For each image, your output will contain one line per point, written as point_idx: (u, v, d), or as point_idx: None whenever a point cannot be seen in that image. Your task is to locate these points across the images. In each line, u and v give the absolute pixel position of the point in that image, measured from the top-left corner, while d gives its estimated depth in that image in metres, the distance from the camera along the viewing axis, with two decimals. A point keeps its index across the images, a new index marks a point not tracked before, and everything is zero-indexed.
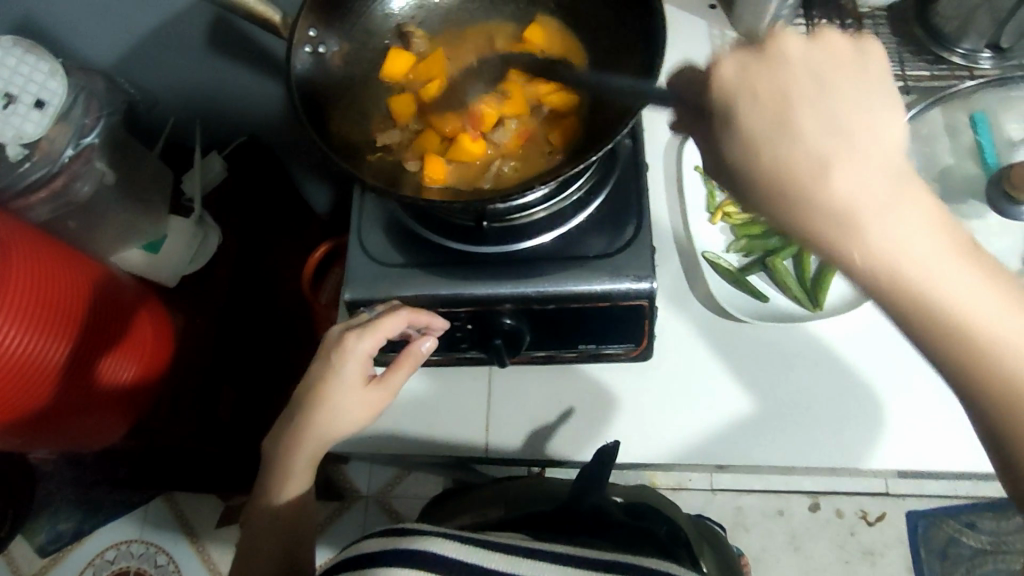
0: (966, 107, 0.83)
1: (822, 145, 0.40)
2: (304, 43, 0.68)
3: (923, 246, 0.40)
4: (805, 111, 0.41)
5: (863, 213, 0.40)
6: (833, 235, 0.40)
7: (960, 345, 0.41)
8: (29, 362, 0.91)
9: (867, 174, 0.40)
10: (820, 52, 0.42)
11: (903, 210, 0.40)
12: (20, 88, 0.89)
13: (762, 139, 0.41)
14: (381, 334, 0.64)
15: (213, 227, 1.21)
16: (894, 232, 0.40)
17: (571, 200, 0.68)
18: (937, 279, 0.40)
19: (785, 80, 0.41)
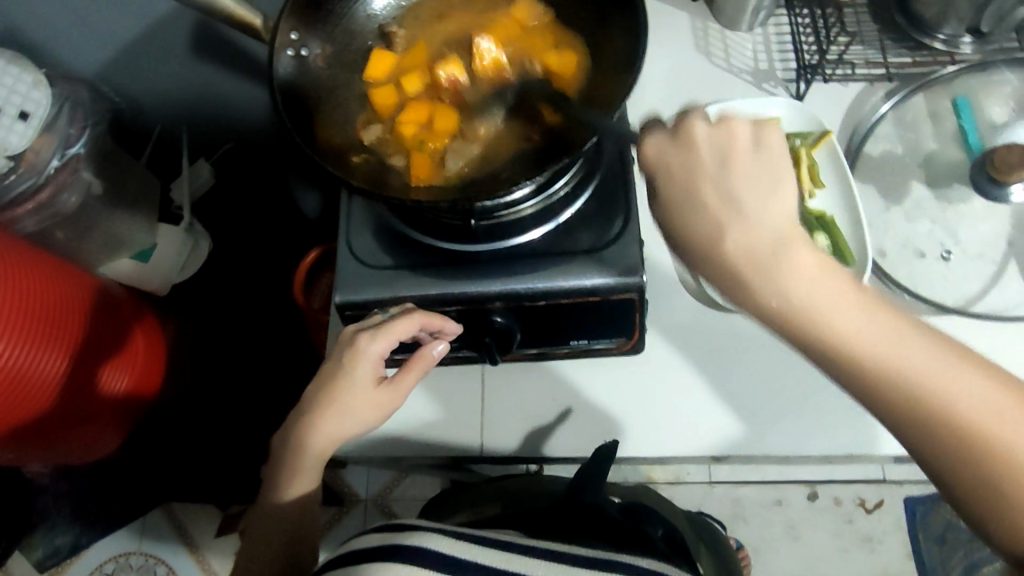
0: (947, 93, 0.84)
1: (753, 240, 0.49)
2: (286, 47, 0.68)
3: (815, 287, 0.47)
4: (706, 183, 0.51)
5: (766, 267, 0.48)
6: (744, 284, 0.49)
7: (880, 374, 0.45)
8: (22, 375, 0.91)
9: (790, 268, 0.47)
10: (721, 136, 0.52)
11: (826, 289, 0.47)
12: (4, 100, 0.89)
13: (676, 202, 0.52)
14: (392, 337, 0.64)
15: (203, 232, 1.21)
16: (818, 303, 0.47)
17: (559, 195, 0.68)
18: (859, 336, 0.46)
19: (690, 161, 0.53)
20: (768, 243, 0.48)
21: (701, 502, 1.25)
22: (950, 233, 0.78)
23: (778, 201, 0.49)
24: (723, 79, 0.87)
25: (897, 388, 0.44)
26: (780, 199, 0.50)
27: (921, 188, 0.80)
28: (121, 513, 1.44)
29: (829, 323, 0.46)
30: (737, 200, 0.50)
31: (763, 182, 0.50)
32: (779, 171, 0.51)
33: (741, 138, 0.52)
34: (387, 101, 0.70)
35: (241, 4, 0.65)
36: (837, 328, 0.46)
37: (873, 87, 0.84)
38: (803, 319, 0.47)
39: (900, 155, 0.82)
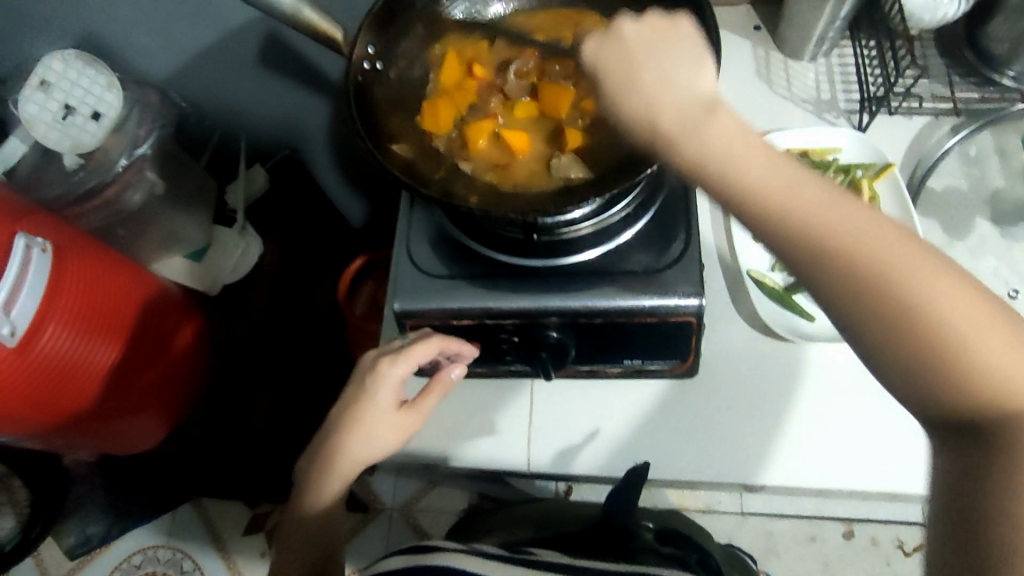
0: (1017, 129, 0.84)
1: (618, 60, 0.55)
2: (363, 60, 0.70)
3: (744, 157, 0.49)
4: (639, 72, 0.54)
5: (628, 84, 0.54)
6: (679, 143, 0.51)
7: (796, 222, 0.46)
8: (78, 365, 0.94)
9: (640, 84, 0.54)
10: (647, 32, 0.56)
11: (699, 116, 0.51)
12: (79, 100, 0.93)
13: (615, 86, 0.55)
14: (414, 359, 0.66)
15: (254, 237, 1.23)
16: (683, 119, 0.51)
17: (618, 216, 0.68)
18: (734, 163, 0.49)
19: (625, 50, 0.55)
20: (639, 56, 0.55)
21: (731, 534, 1.23)
22: (1017, 270, 0.76)
23: (702, 74, 0.53)
24: (784, 108, 0.87)
25: (764, 211, 0.47)
26: (695, 67, 0.54)
27: (986, 225, 0.79)
28: (154, 506, 1.47)
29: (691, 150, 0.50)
30: (636, 51, 0.55)
31: (678, 53, 0.54)
32: (700, 53, 0.55)
33: (674, 23, 0.56)
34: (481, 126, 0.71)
35: (325, 18, 0.67)
36: (715, 139, 0.50)
37: (939, 120, 0.84)
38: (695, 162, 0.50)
39: (965, 193, 0.81)
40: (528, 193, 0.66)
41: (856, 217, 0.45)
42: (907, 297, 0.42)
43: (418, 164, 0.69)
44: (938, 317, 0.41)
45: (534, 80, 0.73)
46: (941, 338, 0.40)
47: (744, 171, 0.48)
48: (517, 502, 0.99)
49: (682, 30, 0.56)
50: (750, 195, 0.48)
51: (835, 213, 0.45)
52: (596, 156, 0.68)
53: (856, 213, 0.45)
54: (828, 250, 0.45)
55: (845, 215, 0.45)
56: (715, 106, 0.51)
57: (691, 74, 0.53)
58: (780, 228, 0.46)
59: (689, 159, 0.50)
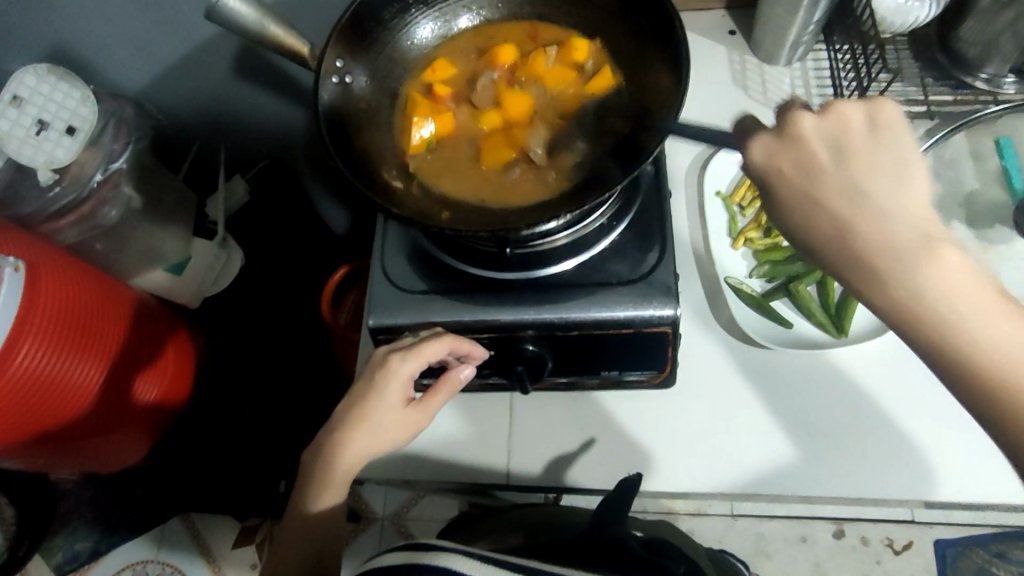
0: (991, 132, 0.83)
1: (809, 160, 0.47)
2: (332, 74, 0.69)
3: (956, 294, 0.42)
4: (824, 182, 0.46)
5: (822, 195, 0.46)
6: (877, 286, 0.44)
7: (972, 367, 0.42)
8: (57, 382, 0.92)
9: (838, 206, 0.45)
10: (836, 126, 0.46)
11: (915, 246, 0.43)
12: (53, 115, 0.91)
13: (795, 196, 0.47)
14: (425, 357, 0.65)
15: (236, 249, 1.22)
16: (894, 252, 0.43)
17: (593, 226, 0.68)
18: (946, 298, 0.42)
19: (810, 153, 0.47)
20: (832, 150, 0.46)
21: (722, 536, 1.22)
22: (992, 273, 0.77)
23: (913, 193, 0.44)
24: (761, 113, 0.87)
25: (946, 344, 0.43)
26: (913, 179, 0.45)
27: (960, 227, 0.79)
28: (141, 521, 1.45)
29: (897, 285, 0.43)
30: (842, 148, 0.46)
31: (898, 159, 0.45)
32: (915, 160, 0.45)
33: (882, 119, 0.46)
34: (449, 140, 0.73)
35: (292, 32, 0.67)
36: (924, 272, 0.42)
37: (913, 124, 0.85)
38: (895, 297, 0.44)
39: (940, 194, 0.81)
40: (503, 209, 0.67)
41: None
42: None
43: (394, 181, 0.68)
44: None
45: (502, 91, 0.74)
46: None
47: (949, 304, 0.42)
48: (506, 511, 0.99)
49: (892, 125, 0.46)
50: (940, 326, 0.43)
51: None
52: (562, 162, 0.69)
53: None
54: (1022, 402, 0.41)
55: None
56: (938, 237, 0.43)
57: (915, 185, 0.45)
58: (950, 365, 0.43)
59: (884, 296, 0.44)
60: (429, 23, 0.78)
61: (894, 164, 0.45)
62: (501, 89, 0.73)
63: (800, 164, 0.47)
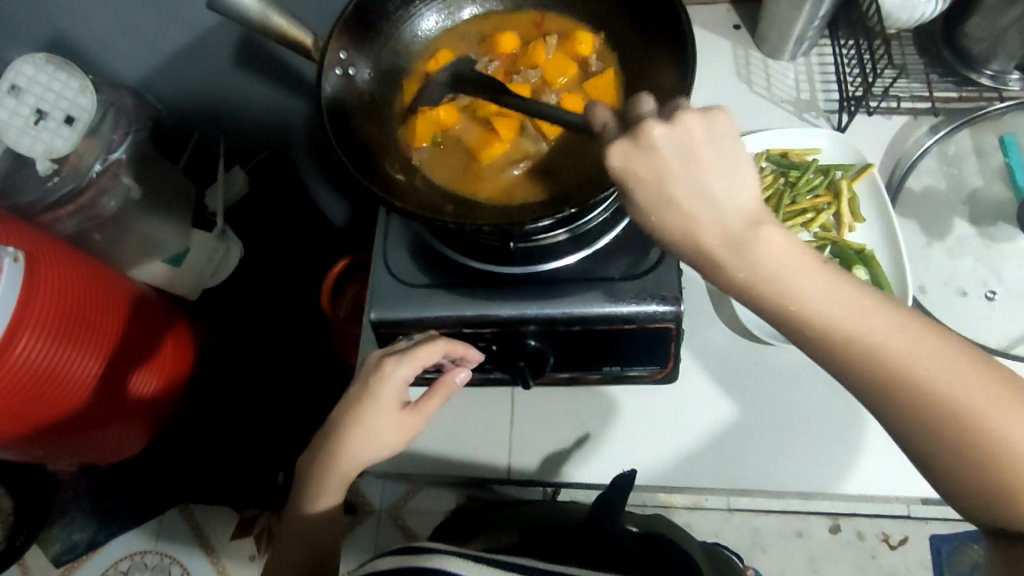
0: (995, 129, 0.84)
1: (658, 165, 0.46)
2: (335, 66, 0.68)
3: (797, 273, 0.46)
4: (676, 184, 0.46)
5: (673, 199, 0.46)
6: (718, 274, 0.47)
7: (841, 343, 0.46)
8: (54, 374, 0.92)
9: (688, 210, 0.46)
10: (679, 128, 0.47)
11: (748, 233, 0.46)
12: (52, 104, 0.91)
13: (652, 206, 0.47)
14: (419, 361, 0.65)
15: (236, 241, 1.20)
16: (736, 244, 0.46)
17: (596, 221, 0.68)
18: (799, 284, 0.46)
19: (661, 160, 0.46)
20: (680, 153, 0.46)
21: (719, 530, 1.23)
22: (994, 270, 0.77)
23: (743, 185, 0.46)
24: (764, 108, 0.87)
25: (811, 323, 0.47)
26: (744, 175, 0.47)
27: (964, 225, 0.80)
28: (139, 512, 1.44)
29: (749, 274, 0.46)
30: (692, 154, 0.46)
31: (732, 159, 0.47)
32: (741, 160, 0.47)
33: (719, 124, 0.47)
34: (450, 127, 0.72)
35: (294, 24, 0.67)
36: (764, 257, 0.46)
37: (918, 121, 0.84)
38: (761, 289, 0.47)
39: (943, 191, 0.82)
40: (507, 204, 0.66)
41: (883, 325, 0.46)
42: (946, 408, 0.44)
43: (396, 174, 0.68)
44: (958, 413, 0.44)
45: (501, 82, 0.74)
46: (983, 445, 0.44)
47: (798, 286, 0.46)
48: (505, 505, 0.99)
49: (726, 130, 0.48)
50: (779, 299, 0.47)
51: (860, 320, 0.46)
52: (559, 155, 0.70)
53: (899, 329, 0.46)
54: (853, 350, 0.46)
55: (894, 332, 0.46)
56: (761, 220, 0.47)
57: (749, 177, 0.47)
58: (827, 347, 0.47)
59: (742, 283, 0.47)
60: (433, 14, 0.77)
61: (730, 166, 0.47)
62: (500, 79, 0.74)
63: (652, 168, 0.47)
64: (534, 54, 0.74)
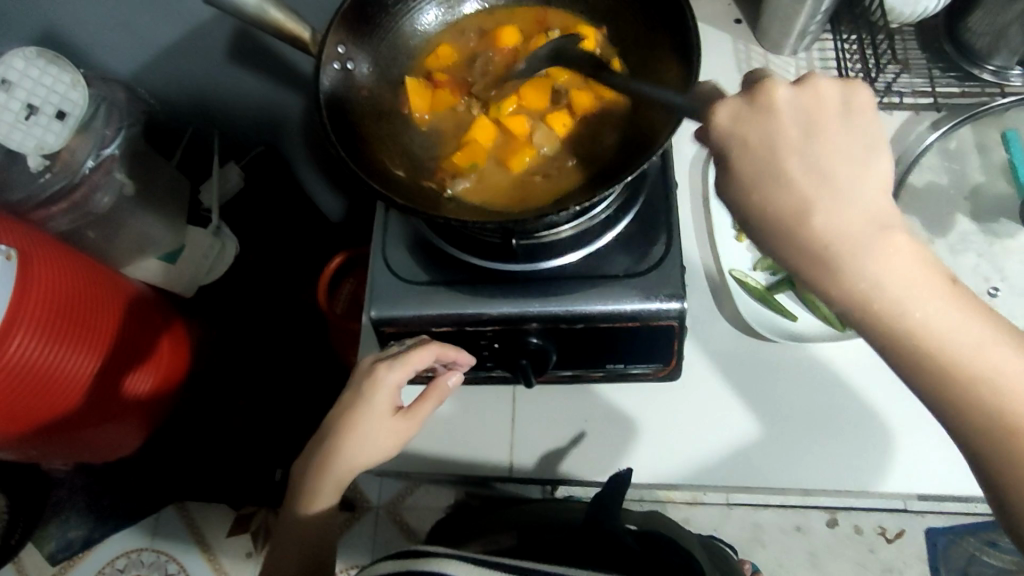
0: (998, 125, 0.83)
1: (777, 134, 0.45)
2: (334, 60, 0.67)
3: (915, 290, 0.43)
4: (792, 154, 0.45)
5: (782, 171, 0.45)
6: (827, 270, 0.44)
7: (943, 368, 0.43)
8: (48, 373, 0.91)
9: (796, 184, 0.44)
10: (808, 104, 0.46)
11: (872, 237, 0.43)
12: (42, 100, 0.89)
13: (759, 176, 0.45)
14: (411, 366, 0.64)
15: (231, 237, 1.19)
16: (858, 245, 0.43)
17: (599, 218, 0.67)
18: (915, 301, 0.43)
19: (776, 129, 0.45)
20: (802, 128, 0.45)
21: (718, 525, 1.23)
22: (996, 266, 0.77)
23: (874, 173, 0.44)
24: None
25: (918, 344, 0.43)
26: (874, 166, 0.45)
27: (966, 221, 0.80)
28: (135, 510, 1.43)
29: (873, 282, 0.43)
30: (818, 128, 0.45)
31: (863, 148, 0.45)
32: (874, 146, 0.45)
33: (854, 103, 0.46)
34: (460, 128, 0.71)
35: (292, 18, 0.66)
36: (884, 269, 0.43)
37: (920, 116, 0.85)
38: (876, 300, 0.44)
39: (946, 187, 0.81)
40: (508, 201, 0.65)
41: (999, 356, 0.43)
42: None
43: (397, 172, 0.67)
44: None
45: (502, 77, 0.74)
46: None
47: (912, 305, 0.43)
48: (505, 502, 0.98)
49: (863, 108, 0.46)
50: (891, 317, 0.44)
51: (967, 338, 0.43)
52: (569, 151, 0.68)
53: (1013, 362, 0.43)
54: (949, 370, 0.43)
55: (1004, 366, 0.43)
56: (886, 223, 0.44)
57: (881, 169, 0.45)
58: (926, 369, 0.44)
59: (858, 291, 0.44)
60: (433, 8, 0.77)
61: (860, 150, 0.45)
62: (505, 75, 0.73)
63: (765, 135, 0.46)
64: (538, 48, 0.73)
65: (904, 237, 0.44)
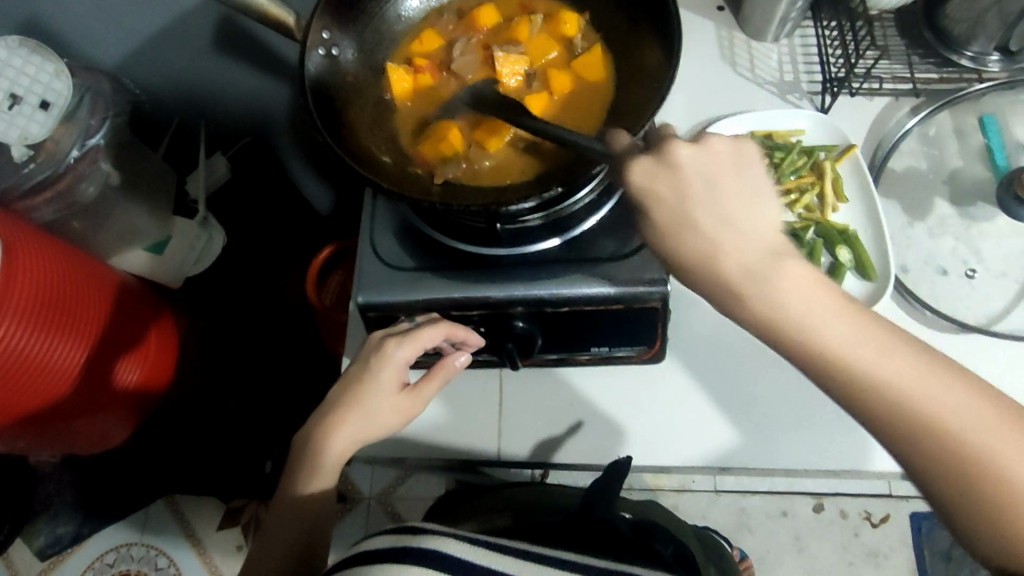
0: (974, 110, 0.85)
1: (679, 185, 0.48)
2: (318, 46, 0.67)
3: (823, 317, 0.46)
4: (696, 204, 0.47)
5: (687, 224, 0.48)
6: (740, 306, 0.48)
7: (861, 388, 0.46)
8: (35, 362, 0.91)
9: (699, 235, 0.48)
10: (706, 156, 0.48)
11: (774, 273, 0.47)
12: (25, 89, 0.89)
13: (669, 224, 0.48)
14: (422, 343, 0.66)
15: (218, 228, 1.19)
16: (757, 286, 0.47)
17: (582, 203, 0.68)
18: (823, 329, 0.46)
19: (681, 183, 0.48)
20: (704, 174, 0.48)
21: (706, 512, 1.24)
22: (973, 248, 0.79)
23: (765, 216, 0.48)
24: (749, 90, 0.88)
25: (827, 368, 0.46)
26: (767, 207, 0.49)
27: (945, 205, 0.82)
28: (125, 504, 1.43)
29: (786, 315, 0.46)
30: (715, 179, 0.48)
31: (754, 192, 0.49)
32: (763, 189, 0.49)
33: (742, 154, 0.49)
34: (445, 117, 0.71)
35: (275, 2, 0.66)
36: (791, 302, 0.47)
37: (899, 102, 0.86)
38: (788, 331, 0.47)
39: (925, 171, 0.83)
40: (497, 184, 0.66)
41: (909, 374, 0.45)
42: (959, 455, 0.44)
43: (382, 158, 0.67)
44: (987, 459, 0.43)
45: (482, 57, 0.74)
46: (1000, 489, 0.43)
47: (821, 331, 0.46)
48: (495, 490, 0.99)
49: (749, 155, 0.50)
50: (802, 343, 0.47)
51: (880, 361, 0.46)
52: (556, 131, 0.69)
53: (926, 379, 0.45)
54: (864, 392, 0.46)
55: (917, 383, 0.45)
56: (786, 255, 0.48)
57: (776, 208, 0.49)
58: (845, 393, 0.46)
59: (769, 324, 0.47)
60: None
61: (750, 195, 0.48)
62: (486, 59, 0.73)
63: (670, 191, 0.48)
64: (518, 32, 0.73)
65: (804, 266, 0.48)
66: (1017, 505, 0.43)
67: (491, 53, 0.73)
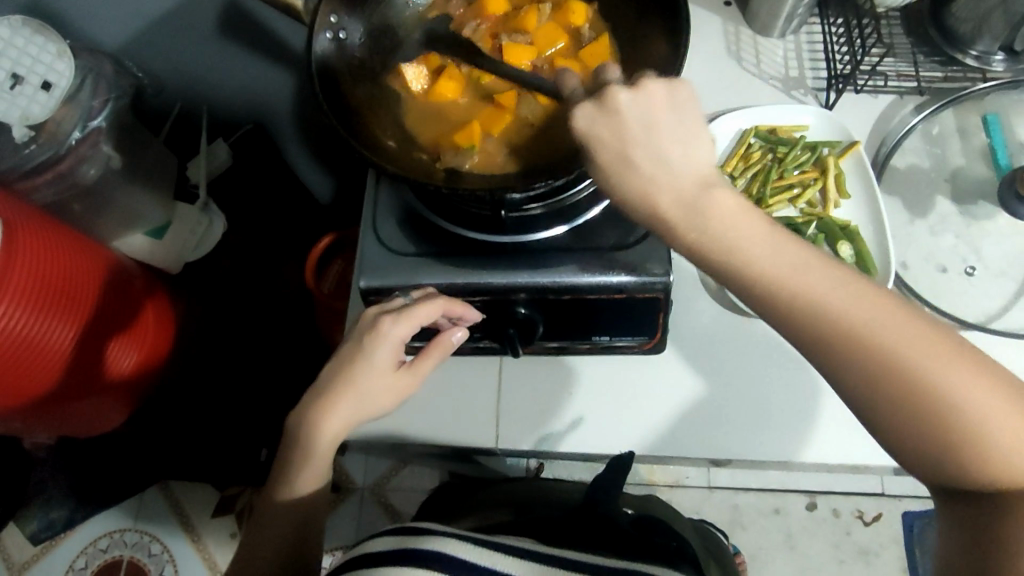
0: (978, 109, 0.86)
1: (615, 128, 0.48)
2: (325, 29, 0.67)
3: (777, 257, 0.45)
4: (632, 144, 0.47)
5: (621, 163, 0.48)
6: (683, 243, 0.47)
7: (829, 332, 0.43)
8: (33, 343, 0.90)
9: (636, 175, 0.47)
10: (646, 103, 0.48)
11: (717, 210, 0.46)
12: (27, 69, 0.88)
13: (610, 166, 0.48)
14: (415, 320, 0.64)
15: (219, 213, 1.20)
16: (699, 219, 0.46)
17: (585, 192, 0.68)
18: (779, 268, 0.45)
19: (621, 128, 0.48)
20: (640, 118, 0.48)
21: (699, 507, 1.25)
22: (974, 247, 0.79)
23: (698, 152, 0.48)
24: (754, 85, 0.88)
25: (790, 310, 0.44)
26: (702, 147, 0.48)
27: (946, 203, 0.82)
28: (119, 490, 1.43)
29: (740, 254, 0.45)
30: (654, 120, 0.48)
31: (688, 131, 0.48)
32: (699, 131, 0.48)
33: (678, 94, 0.49)
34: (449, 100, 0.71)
35: None
36: (741, 241, 0.45)
37: (904, 100, 0.86)
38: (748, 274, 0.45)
39: (927, 170, 0.84)
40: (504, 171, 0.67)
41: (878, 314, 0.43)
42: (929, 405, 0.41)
43: (388, 141, 0.67)
44: (991, 441, 0.40)
45: (489, 44, 0.74)
46: (966, 441, 0.41)
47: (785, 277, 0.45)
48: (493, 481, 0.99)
49: (686, 99, 0.49)
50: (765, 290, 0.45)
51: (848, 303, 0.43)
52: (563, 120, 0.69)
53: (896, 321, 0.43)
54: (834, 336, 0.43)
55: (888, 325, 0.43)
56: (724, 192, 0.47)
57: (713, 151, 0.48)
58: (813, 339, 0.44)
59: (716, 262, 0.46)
60: None
61: (686, 138, 0.48)
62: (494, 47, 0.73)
63: (611, 132, 0.48)
64: (525, 20, 0.73)
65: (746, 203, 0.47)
66: (986, 458, 0.40)
67: (498, 41, 0.73)
